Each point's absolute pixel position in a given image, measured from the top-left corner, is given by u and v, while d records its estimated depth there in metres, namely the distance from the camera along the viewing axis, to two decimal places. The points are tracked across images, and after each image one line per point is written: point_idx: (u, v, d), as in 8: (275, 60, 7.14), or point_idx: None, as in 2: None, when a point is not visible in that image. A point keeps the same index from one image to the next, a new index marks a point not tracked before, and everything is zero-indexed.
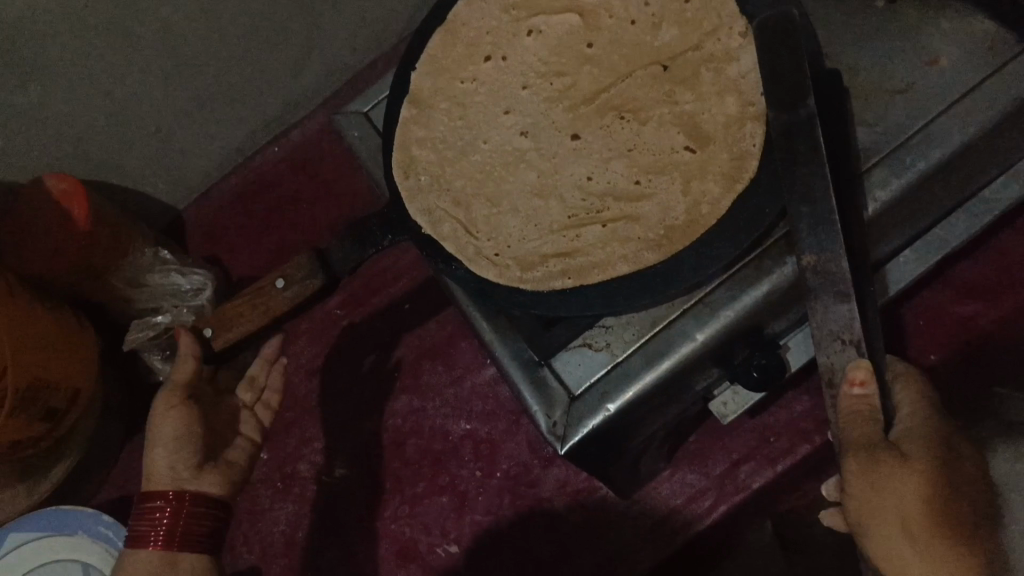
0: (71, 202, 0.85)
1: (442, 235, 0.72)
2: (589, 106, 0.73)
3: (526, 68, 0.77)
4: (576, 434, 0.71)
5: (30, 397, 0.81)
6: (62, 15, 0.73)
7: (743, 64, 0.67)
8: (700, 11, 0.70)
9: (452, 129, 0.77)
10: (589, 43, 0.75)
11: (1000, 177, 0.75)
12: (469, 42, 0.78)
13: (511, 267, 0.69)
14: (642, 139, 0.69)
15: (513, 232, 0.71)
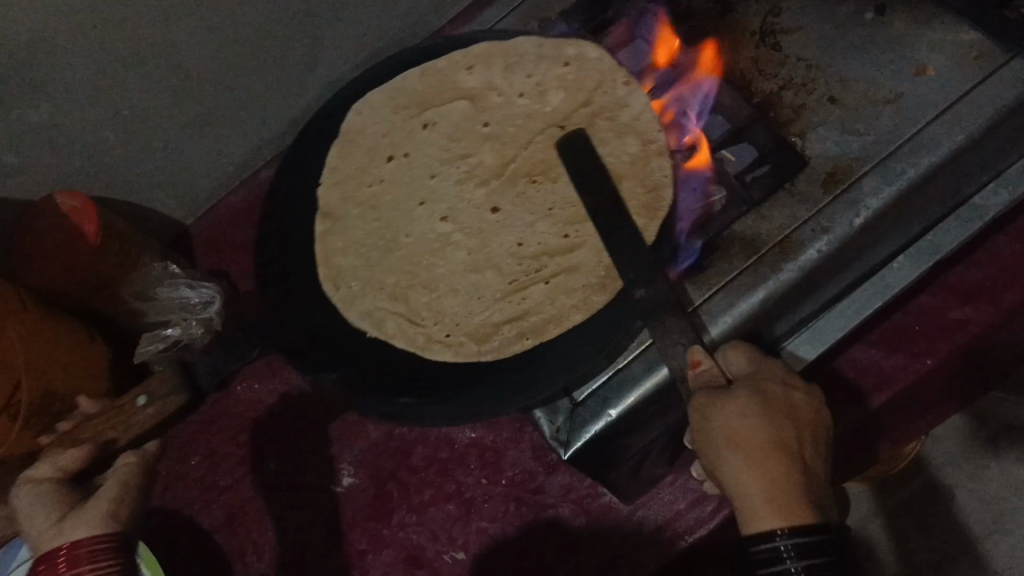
0: (81, 217, 0.87)
1: (389, 333, 0.79)
2: (499, 180, 0.82)
3: (431, 150, 0.85)
4: (580, 439, 0.74)
5: (44, 407, 0.83)
6: (72, 32, 0.75)
7: (632, 111, 0.80)
8: (579, 72, 0.83)
9: (368, 232, 0.84)
10: (483, 122, 0.84)
11: (988, 185, 0.77)
12: (370, 145, 0.85)
13: (466, 343, 0.77)
14: (556, 198, 0.80)
15: (456, 311, 0.80)
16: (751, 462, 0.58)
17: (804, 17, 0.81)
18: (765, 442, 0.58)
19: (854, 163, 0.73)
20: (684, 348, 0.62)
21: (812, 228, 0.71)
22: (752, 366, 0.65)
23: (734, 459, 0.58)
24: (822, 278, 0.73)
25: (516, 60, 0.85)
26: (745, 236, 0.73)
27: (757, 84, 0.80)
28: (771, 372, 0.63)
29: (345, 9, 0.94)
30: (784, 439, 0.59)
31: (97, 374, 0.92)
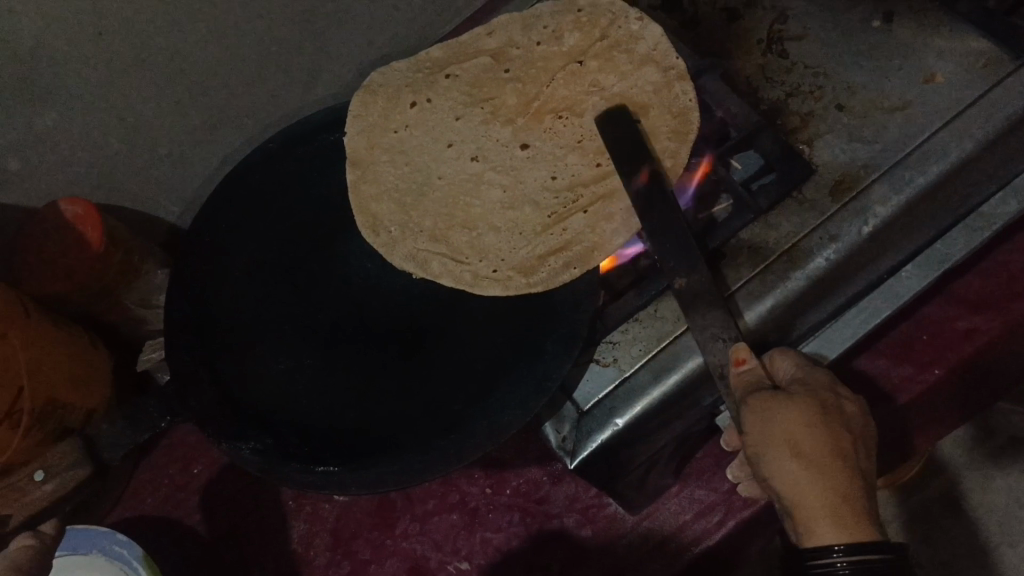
0: (85, 223, 0.88)
1: (434, 273, 0.78)
2: (526, 116, 0.82)
3: (453, 102, 0.84)
4: (586, 449, 0.73)
5: (45, 417, 0.82)
6: (80, 39, 0.75)
7: (648, 41, 0.81)
8: (593, 20, 0.84)
9: (408, 172, 0.83)
10: (504, 70, 0.84)
11: (998, 193, 0.76)
12: (391, 96, 0.85)
13: (515, 276, 0.76)
14: (585, 127, 0.80)
15: (500, 248, 0.79)
16: (800, 475, 0.58)
17: (811, 24, 0.81)
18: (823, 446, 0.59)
19: (862, 171, 0.73)
20: (725, 344, 0.63)
21: (820, 236, 0.71)
22: (800, 369, 0.66)
23: (778, 476, 0.59)
24: (831, 287, 0.72)
25: (535, 20, 0.85)
26: (753, 244, 0.73)
27: (763, 91, 0.80)
28: (818, 378, 0.65)
29: (353, 18, 0.95)
30: (835, 434, 0.60)
31: (100, 380, 0.92)
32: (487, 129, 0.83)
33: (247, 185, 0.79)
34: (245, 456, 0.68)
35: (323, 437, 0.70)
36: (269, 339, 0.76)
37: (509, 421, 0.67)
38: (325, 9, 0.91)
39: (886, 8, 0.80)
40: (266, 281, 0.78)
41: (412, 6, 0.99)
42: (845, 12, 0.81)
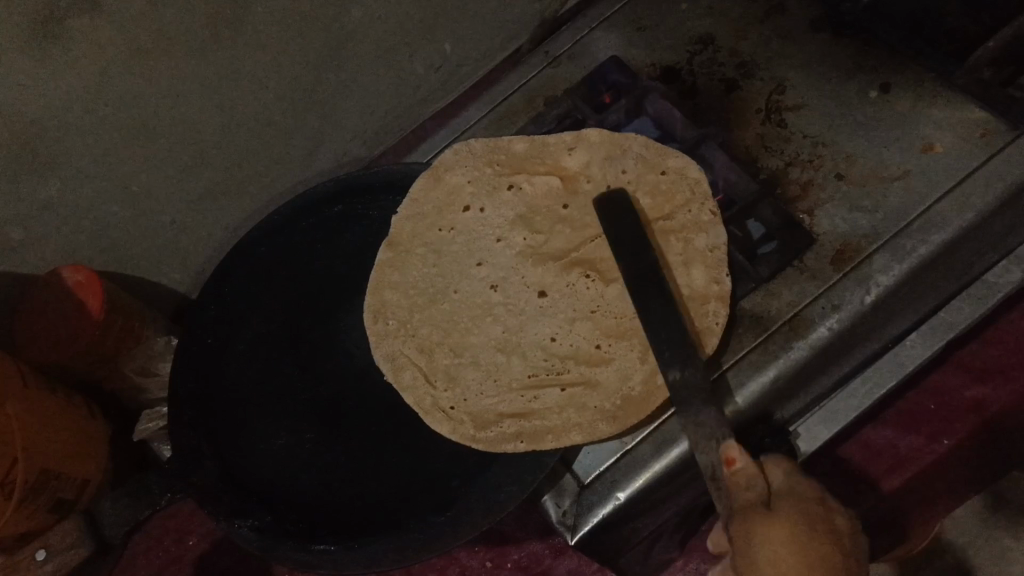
0: (85, 291, 0.87)
1: (403, 383, 0.72)
2: (558, 263, 0.72)
3: (505, 221, 0.75)
4: (587, 524, 0.71)
5: (40, 487, 0.81)
6: (84, 113, 0.76)
7: (709, 238, 0.68)
8: (674, 186, 0.71)
9: (431, 275, 0.75)
10: (562, 204, 0.74)
11: (1000, 262, 0.76)
12: (452, 188, 0.76)
13: (467, 422, 0.69)
14: (605, 301, 0.70)
15: (473, 382, 0.71)
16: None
17: (809, 96, 0.82)
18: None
19: (863, 241, 0.73)
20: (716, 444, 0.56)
21: (821, 306, 0.71)
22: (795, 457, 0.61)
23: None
24: (832, 359, 0.73)
25: (620, 154, 0.73)
26: (755, 313, 0.73)
27: (763, 159, 0.80)
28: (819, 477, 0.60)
29: (355, 89, 0.96)
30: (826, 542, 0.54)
31: (95, 449, 0.91)
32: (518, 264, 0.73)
33: (253, 263, 0.78)
34: (244, 534, 0.69)
35: (323, 509, 0.71)
36: (272, 414, 0.76)
37: (506, 496, 0.66)
38: (326, 79, 0.92)
39: (882, 78, 0.80)
40: (272, 349, 0.78)
41: (414, 76, 1.00)
42: (841, 81, 0.81)
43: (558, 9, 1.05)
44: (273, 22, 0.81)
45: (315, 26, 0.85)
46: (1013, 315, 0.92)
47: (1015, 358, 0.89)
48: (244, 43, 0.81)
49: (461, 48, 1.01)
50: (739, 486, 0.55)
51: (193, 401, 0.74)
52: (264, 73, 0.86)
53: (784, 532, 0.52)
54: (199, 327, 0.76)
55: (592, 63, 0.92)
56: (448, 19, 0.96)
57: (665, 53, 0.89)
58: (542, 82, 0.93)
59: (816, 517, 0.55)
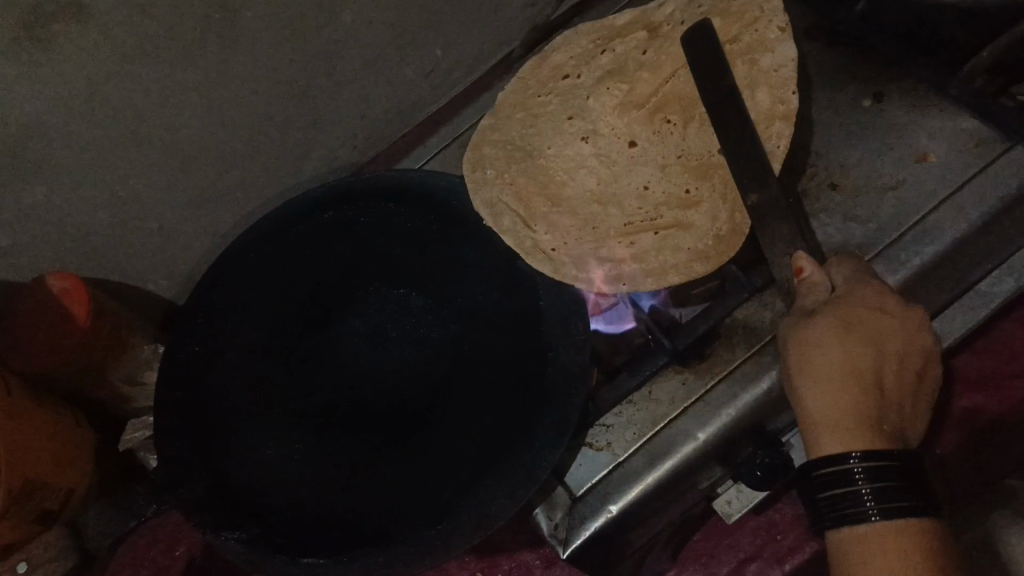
0: (72, 299, 0.85)
1: (502, 227, 0.76)
2: (644, 109, 0.78)
3: (591, 82, 0.81)
4: (579, 537, 0.70)
5: (24, 498, 0.80)
6: (72, 117, 0.75)
7: (776, 57, 0.73)
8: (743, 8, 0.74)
9: (526, 134, 0.82)
10: (643, 50, 0.79)
11: (995, 272, 0.76)
12: (545, 77, 0.83)
13: (567, 264, 0.74)
14: (687, 144, 0.77)
15: (569, 231, 0.77)
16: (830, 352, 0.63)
17: (803, 102, 0.81)
18: (834, 370, 0.63)
19: (857, 253, 0.74)
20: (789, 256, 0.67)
21: None
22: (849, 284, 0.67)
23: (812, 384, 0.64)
24: None
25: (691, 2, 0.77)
26: (747, 323, 0.73)
27: None
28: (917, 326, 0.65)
29: (346, 93, 0.95)
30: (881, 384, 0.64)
31: (82, 459, 0.90)
32: (623, 114, 0.79)
33: (257, 255, 0.79)
34: (231, 546, 0.69)
35: (309, 525, 0.70)
36: (258, 424, 0.74)
37: (499, 509, 0.66)
38: (318, 83, 0.91)
39: (877, 85, 0.80)
40: (261, 362, 0.76)
41: (406, 80, 0.99)
42: (836, 88, 0.81)
43: (550, 13, 1.03)
44: (264, 26, 0.80)
45: (306, 31, 0.84)
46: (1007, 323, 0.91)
47: (1008, 367, 0.90)
48: (235, 45, 0.80)
49: (453, 52, 1.00)
50: (807, 291, 0.67)
51: (180, 409, 0.75)
52: (255, 77, 0.84)
53: (832, 334, 0.63)
54: (187, 336, 0.76)
55: None
56: (440, 24, 0.95)
57: None
58: None
59: (862, 330, 0.64)
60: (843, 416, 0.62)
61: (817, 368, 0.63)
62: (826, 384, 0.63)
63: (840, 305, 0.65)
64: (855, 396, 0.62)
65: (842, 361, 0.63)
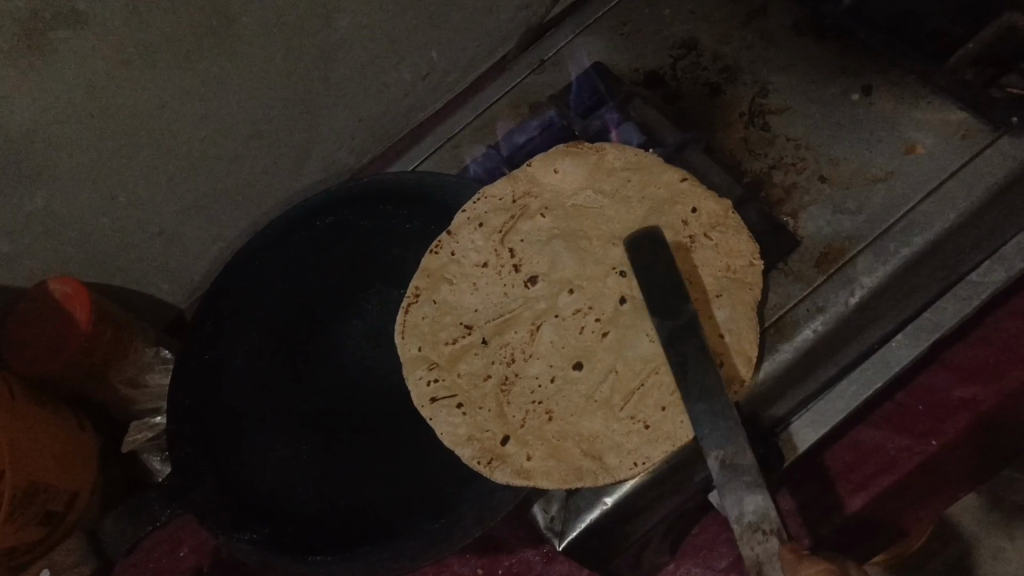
0: (73, 304, 0.87)
1: (542, 339, 0.70)
2: (525, 198, 0.74)
3: (539, 252, 0.72)
4: (575, 529, 0.73)
5: (28, 501, 0.80)
6: (72, 125, 0.76)
7: (548, 182, 0.74)
8: (513, 219, 0.73)
9: (532, 252, 0.72)
10: (543, 211, 0.73)
11: (985, 262, 0.77)
12: (502, 264, 0.73)
13: (626, 375, 0.68)
14: (703, 205, 0.71)
15: (630, 332, 0.68)
16: None
17: (792, 97, 0.82)
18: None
19: (846, 243, 0.74)
20: (812, 310, 0.72)
21: (805, 308, 0.72)
22: None
23: None
24: (819, 362, 0.74)
25: (541, 181, 0.74)
26: None
27: (747, 163, 0.81)
28: None
29: (343, 96, 0.96)
30: None
31: (85, 460, 0.91)
32: (555, 220, 0.72)
33: (247, 274, 0.78)
34: (244, 548, 0.69)
35: (320, 525, 0.71)
36: (270, 428, 0.76)
37: (501, 500, 0.67)
38: (314, 87, 0.91)
39: (863, 79, 0.81)
40: (265, 363, 0.77)
41: (402, 84, 1.00)
42: (824, 82, 0.82)
43: (544, 15, 1.05)
44: (259, 31, 0.81)
45: (302, 35, 0.85)
46: (1002, 314, 0.90)
47: (1005, 356, 0.88)
48: (231, 51, 0.81)
49: (448, 55, 1.01)
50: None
51: (191, 417, 0.74)
52: (251, 83, 0.85)
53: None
54: (199, 344, 0.76)
55: (577, 68, 0.92)
56: (434, 28, 0.96)
57: (649, 57, 0.90)
58: (528, 88, 0.93)
59: None
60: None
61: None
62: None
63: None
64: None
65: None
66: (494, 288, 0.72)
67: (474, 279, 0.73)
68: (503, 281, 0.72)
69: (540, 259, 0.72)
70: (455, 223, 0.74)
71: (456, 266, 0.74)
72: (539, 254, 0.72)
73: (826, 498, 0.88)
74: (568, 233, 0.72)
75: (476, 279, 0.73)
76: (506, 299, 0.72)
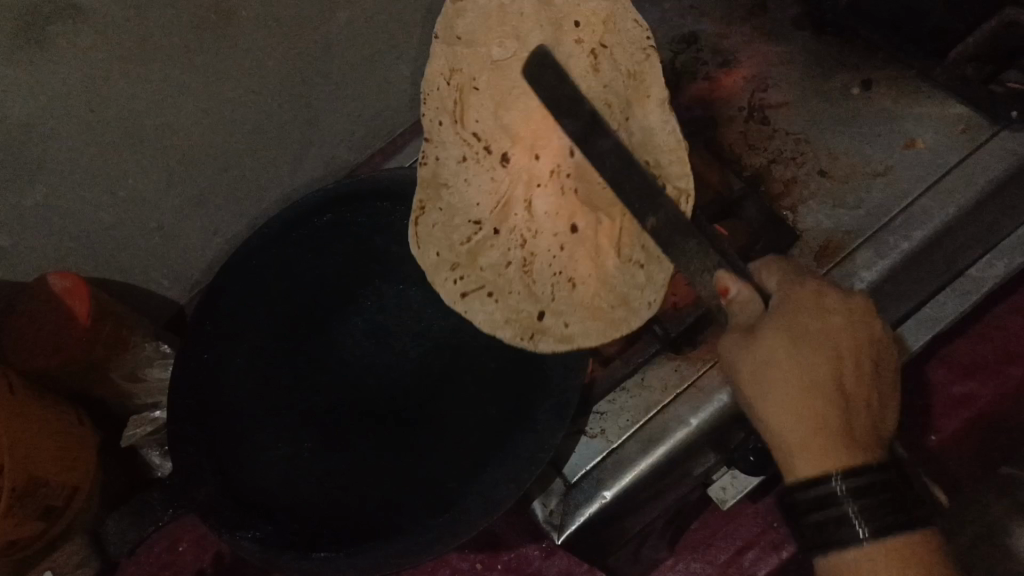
0: (72, 298, 0.87)
1: (538, 210, 0.74)
2: (455, 101, 0.72)
3: (489, 88, 0.71)
4: (575, 522, 0.73)
5: (27, 495, 0.80)
6: (70, 118, 0.76)
7: (472, 75, 0.72)
8: (463, 142, 0.73)
9: (485, 109, 0.72)
10: (472, 82, 0.72)
11: (984, 257, 0.76)
12: (467, 133, 0.73)
13: (620, 232, 0.73)
14: (620, 32, 0.71)
15: (591, 181, 0.71)
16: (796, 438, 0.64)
17: (792, 92, 0.82)
18: (812, 384, 0.65)
19: (846, 237, 0.74)
20: None
21: None
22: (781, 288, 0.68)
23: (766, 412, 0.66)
24: None
25: (473, 97, 0.72)
26: None
27: (746, 158, 0.81)
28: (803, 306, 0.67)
29: (343, 90, 0.96)
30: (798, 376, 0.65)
31: (84, 456, 0.91)
32: (495, 116, 0.72)
33: (245, 270, 0.77)
34: (247, 545, 0.69)
35: (324, 521, 0.71)
36: (272, 425, 0.76)
37: (505, 494, 0.66)
38: (314, 80, 0.91)
39: (863, 74, 0.81)
40: (266, 362, 0.77)
41: (401, 79, 1.00)
42: (823, 77, 0.82)
43: None
44: (260, 25, 0.81)
45: (302, 29, 0.85)
46: (1001, 310, 0.90)
47: (1004, 352, 0.88)
48: (230, 45, 0.80)
49: None
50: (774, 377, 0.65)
51: (193, 418, 0.73)
52: (252, 76, 0.85)
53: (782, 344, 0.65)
54: (199, 343, 0.75)
55: None
56: (434, 22, 0.96)
57: None
58: None
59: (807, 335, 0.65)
60: (808, 436, 0.64)
61: (779, 384, 0.65)
62: (789, 415, 0.65)
63: (777, 320, 0.66)
64: (813, 431, 0.64)
65: (797, 381, 0.65)
66: (479, 173, 0.74)
67: (461, 173, 0.74)
68: (484, 167, 0.73)
69: (501, 133, 0.72)
70: (427, 128, 0.72)
71: (444, 168, 0.73)
72: (502, 128, 0.72)
73: None
74: (522, 93, 0.70)
75: (464, 174, 0.74)
76: (489, 157, 0.73)
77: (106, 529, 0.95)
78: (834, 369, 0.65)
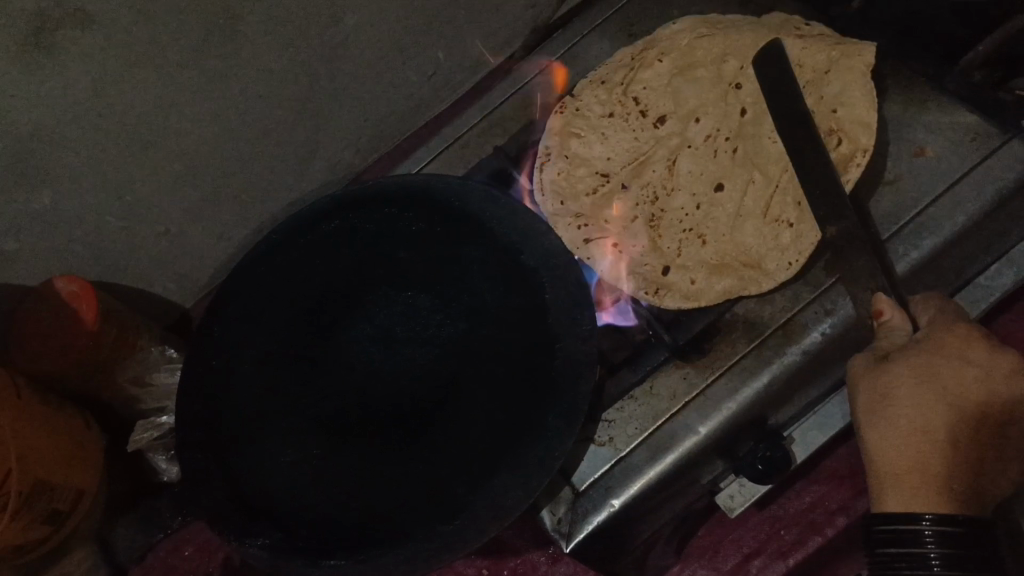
0: (80, 301, 0.87)
1: (681, 172, 0.81)
2: (621, 84, 0.85)
3: (663, 79, 0.84)
4: (582, 531, 0.73)
5: (33, 500, 0.80)
6: (79, 124, 0.76)
7: (667, 42, 0.85)
8: (655, 95, 0.84)
9: (659, 89, 0.84)
10: (659, 58, 0.84)
11: (993, 265, 0.77)
12: (623, 104, 0.85)
13: (757, 186, 0.77)
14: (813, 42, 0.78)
15: (724, 162, 0.79)
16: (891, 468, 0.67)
17: None
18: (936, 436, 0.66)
19: None
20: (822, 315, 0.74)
21: (814, 312, 0.74)
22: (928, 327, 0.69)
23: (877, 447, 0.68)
24: (829, 366, 0.75)
25: (643, 72, 0.85)
26: (748, 319, 0.76)
27: None
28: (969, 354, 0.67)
29: (351, 94, 0.96)
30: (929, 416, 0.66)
31: (88, 458, 0.90)
32: (670, 83, 0.83)
33: (252, 278, 0.79)
34: (255, 552, 0.70)
35: (334, 530, 0.71)
36: (276, 432, 0.75)
37: (513, 503, 0.68)
38: (321, 85, 0.91)
39: (873, 81, 0.80)
40: (272, 369, 0.77)
41: (408, 84, 1.00)
42: None
43: (549, 15, 1.04)
44: (270, 30, 0.81)
45: (311, 33, 0.85)
46: None
47: None
48: (239, 50, 0.80)
49: (454, 55, 1.01)
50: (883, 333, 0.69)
51: (198, 420, 0.75)
52: (263, 80, 0.85)
53: (911, 375, 0.66)
54: (210, 348, 0.77)
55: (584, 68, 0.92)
56: (442, 27, 0.96)
57: None
58: (534, 89, 0.93)
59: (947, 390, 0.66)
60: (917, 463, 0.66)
61: (893, 420, 0.67)
62: (904, 416, 0.67)
63: (922, 353, 0.67)
64: (920, 461, 0.66)
65: (924, 401, 0.66)
66: (614, 137, 0.84)
67: (602, 129, 0.85)
68: (633, 125, 0.84)
69: (663, 100, 0.83)
70: (580, 88, 0.87)
71: (583, 120, 0.86)
72: (663, 96, 0.83)
73: (831, 501, 0.88)
74: (688, 70, 0.83)
75: (604, 128, 0.85)
76: (617, 122, 0.84)
77: (114, 538, 0.95)
78: (952, 416, 0.66)
